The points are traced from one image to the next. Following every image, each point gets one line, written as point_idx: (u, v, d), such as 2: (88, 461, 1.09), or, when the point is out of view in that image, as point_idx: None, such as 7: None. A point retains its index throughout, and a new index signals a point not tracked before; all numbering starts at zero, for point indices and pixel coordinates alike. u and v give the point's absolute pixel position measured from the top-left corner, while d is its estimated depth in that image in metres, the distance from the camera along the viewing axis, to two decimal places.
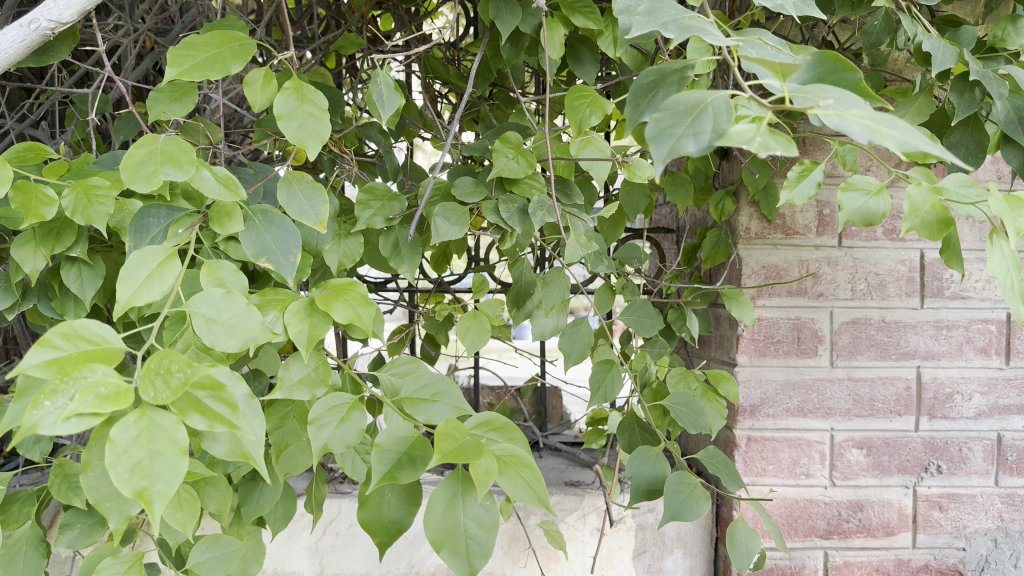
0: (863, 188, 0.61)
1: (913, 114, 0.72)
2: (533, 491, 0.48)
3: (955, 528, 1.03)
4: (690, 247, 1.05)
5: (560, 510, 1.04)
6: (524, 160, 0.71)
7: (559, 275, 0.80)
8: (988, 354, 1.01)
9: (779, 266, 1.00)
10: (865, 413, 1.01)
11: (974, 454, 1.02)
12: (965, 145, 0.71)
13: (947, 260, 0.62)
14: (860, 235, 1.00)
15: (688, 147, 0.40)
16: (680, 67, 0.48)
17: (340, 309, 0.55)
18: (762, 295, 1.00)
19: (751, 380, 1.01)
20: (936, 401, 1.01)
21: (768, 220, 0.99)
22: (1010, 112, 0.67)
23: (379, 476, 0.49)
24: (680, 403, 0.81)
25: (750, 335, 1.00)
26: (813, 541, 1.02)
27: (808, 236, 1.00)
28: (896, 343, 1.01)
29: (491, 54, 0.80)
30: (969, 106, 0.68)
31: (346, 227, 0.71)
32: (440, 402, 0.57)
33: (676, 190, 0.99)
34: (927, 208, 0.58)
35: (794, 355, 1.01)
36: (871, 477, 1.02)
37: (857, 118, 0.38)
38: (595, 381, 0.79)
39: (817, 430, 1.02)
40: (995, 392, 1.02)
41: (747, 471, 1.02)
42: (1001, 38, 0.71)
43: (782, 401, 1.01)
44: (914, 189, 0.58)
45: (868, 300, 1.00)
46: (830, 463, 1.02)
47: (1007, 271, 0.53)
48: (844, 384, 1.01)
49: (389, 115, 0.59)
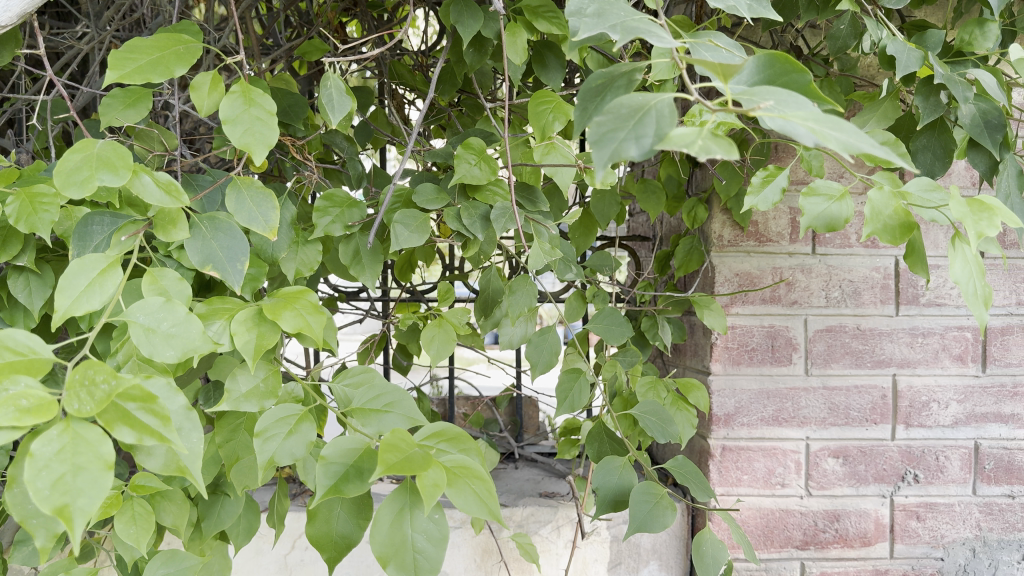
0: (826, 194, 0.60)
1: (879, 118, 0.71)
2: (484, 504, 0.47)
3: (933, 538, 1.02)
4: (663, 255, 1.05)
5: (534, 522, 1.03)
6: (487, 167, 0.70)
7: (526, 283, 0.79)
8: (964, 362, 1.01)
9: (752, 273, 0.99)
10: (840, 422, 1.00)
11: (951, 463, 1.01)
12: (932, 149, 0.70)
13: (913, 266, 0.59)
14: (834, 242, 0.99)
15: (630, 151, 0.39)
16: (629, 69, 0.46)
17: (289, 317, 0.54)
18: (735, 303, 0.99)
19: (725, 389, 0.99)
20: (912, 410, 1.00)
21: (740, 227, 0.98)
22: (976, 116, 0.66)
23: (324, 490, 0.47)
24: (649, 412, 0.79)
25: (724, 344, 0.99)
26: (789, 551, 1.01)
27: (781, 244, 0.99)
28: (871, 351, 1.00)
29: (455, 60, 0.79)
30: (934, 110, 0.67)
31: (304, 235, 0.70)
32: (392, 413, 0.55)
33: (647, 198, 0.98)
34: (889, 212, 0.56)
35: (768, 363, 0.99)
36: (847, 486, 1.00)
37: (801, 120, 0.38)
38: (561, 391, 0.78)
39: (791, 439, 1.00)
40: (972, 400, 1.01)
41: (721, 481, 1.00)
42: (967, 41, 0.71)
43: (755, 410, 1.00)
44: (876, 194, 0.57)
45: (842, 307, 1.00)
46: (805, 473, 1.00)
47: (970, 277, 0.52)
48: (819, 392, 1.00)
49: (339, 119, 0.56)
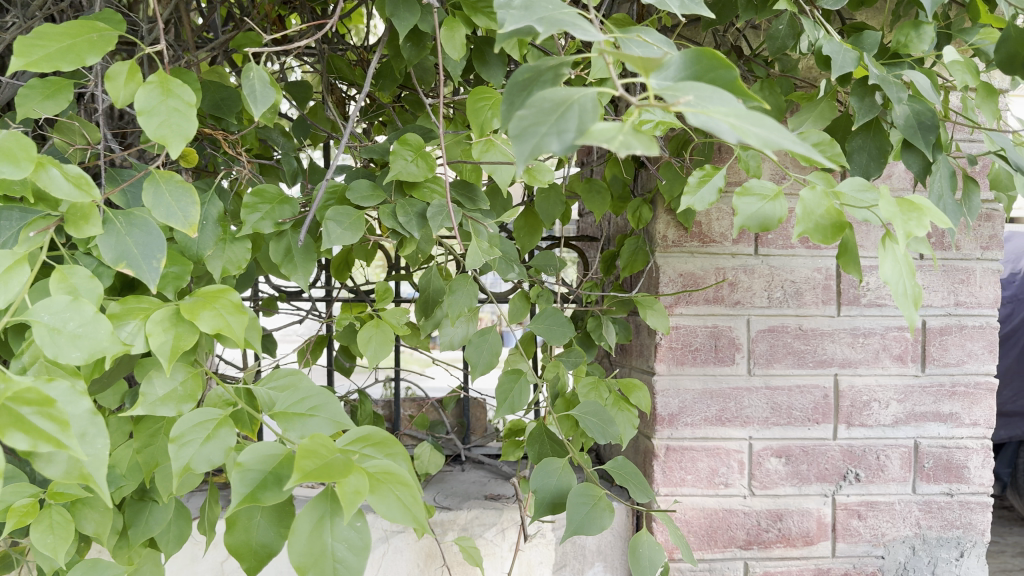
0: (760, 193, 0.60)
1: (815, 119, 0.71)
2: (408, 511, 0.46)
3: (874, 536, 1.03)
4: (609, 255, 1.05)
5: (478, 525, 1.01)
6: (424, 164, 0.69)
7: (466, 282, 0.78)
8: (904, 362, 1.02)
9: (696, 273, 0.99)
10: (783, 421, 1.01)
11: (891, 462, 1.02)
12: (867, 150, 0.70)
13: (845, 266, 0.59)
14: (776, 242, 1.00)
15: (551, 146, 0.38)
16: (556, 64, 0.45)
17: (207, 318, 0.52)
18: (679, 304, 0.99)
19: (669, 390, 0.99)
20: (854, 409, 1.01)
21: (684, 227, 0.98)
22: (910, 116, 0.66)
23: (239, 498, 0.45)
24: (590, 413, 0.78)
25: (669, 344, 0.99)
26: (733, 551, 1.01)
27: (724, 245, 0.99)
28: (813, 351, 1.01)
29: (393, 55, 0.78)
30: (869, 111, 0.67)
31: (233, 232, 0.67)
32: (317, 416, 0.53)
33: (592, 197, 0.98)
34: (821, 211, 0.56)
35: (711, 363, 0.99)
36: (789, 486, 1.01)
37: (722, 115, 0.37)
38: (501, 392, 0.76)
39: (734, 438, 1.00)
40: (911, 399, 1.02)
41: (665, 481, 1.00)
42: (904, 43, 0.71)
43: (699, 410, 1.00)
44: (808, 193, 0.56)
45: (784, 308, 1.00)
46: (749, 473, 1.00)
47: (899, 276, 0.52)
48: (762, 392, 1.00)
49: (262, 111, 0.54)
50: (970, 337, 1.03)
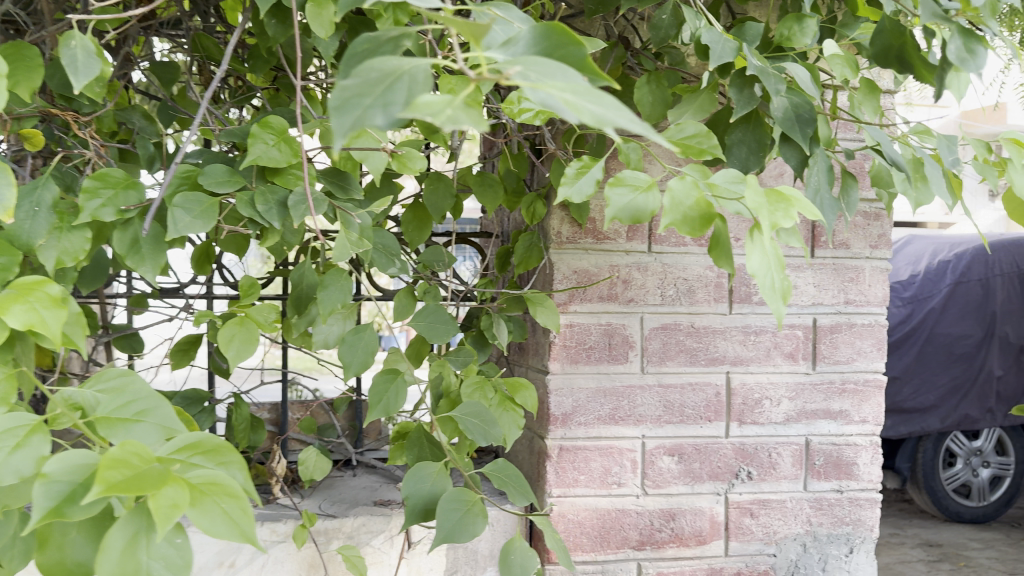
0: (632, 184, 0.58)
1: (695, 111, 0.69)
2: (234, 524, 0.41)
3: (766, 534, 1.03)
4: (504, 252, 1.02)
5: (365, 533, 0.97)
6: (288, 149, 0.64)
7: (339, 277, 0.73)
8: (795, 360, 1.02)
9: (590, 270, 0.97)
10: (676, 419, 1.00)
11: (783, 459, 1.03)
12: (747, 143, 0.69)
13: (716, 260, 0.57)
14: (669, 240, 0.99)
15: (375, 120, 0.34)
16: (396, 34, 0.41)
17: (16, 312, 0.46)
18: (573, 301, 0.97)
19: (562, 389, 0.97)
20: (745, 407, 1.01)
21: (578, 224, 0.96)
22: (788, 109, 0.65)
23: (42, 512, 0.40)
24: (471, 414, 0.75)
25: (562, 342, 0.97)
26: (626, 553, 0.99)
27: (618, 241, 0.98)
28: (705, 349, 1.00)
29: (259, 34, 0.73)
30: (748, 102, 0.66)
31: (72, 220, 0.62)
32: (144, 422, 0.48)
33: (485, 191, 0.94)
34: (689, 203, 0.54)
35: (605, 362, 0.98)
36: (682, 484, 1.00)
37: (558, 91, 0.34)
38: (375, 394, 0.72)
39: (628, 438, 0.99)
40: (802, 397, 1.03)
41: (558, 482, 0.97)
42: (787, 37, 0.70)
43: (593, 409, 0.98)
44: (676, 184, 0.54)
45: (677, 305, 0.99)
46: (641, 472, 0.99)
47: (768, 270, 0.49)
48: (655, 391, 0.99)
49: (84, 84, 0.50)
50: (859, 335, 1.04)
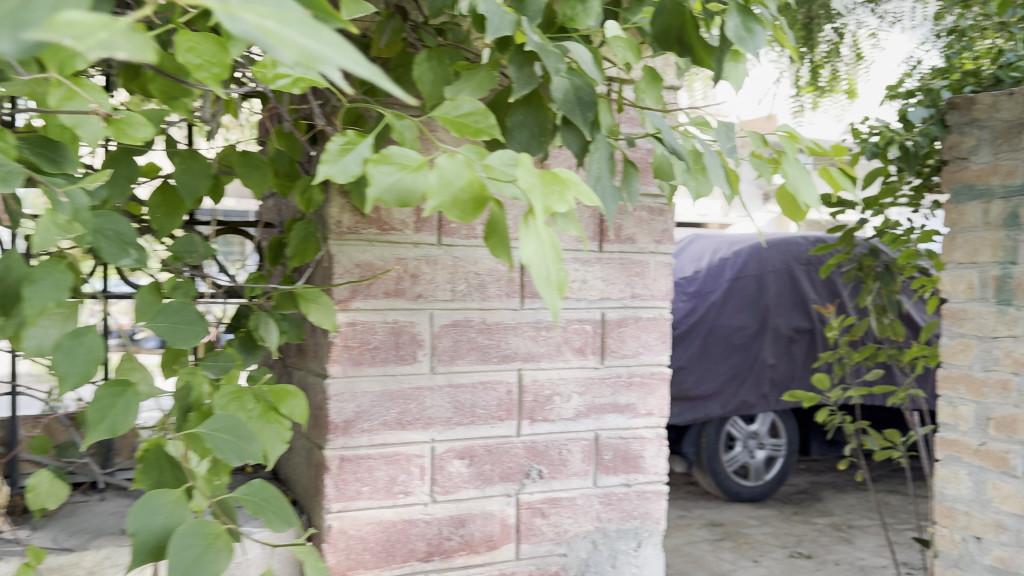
0: (400, 163, 0.51)
1: (473, 89, 0.64)
2: None
3: (557, 533, 1.00)
4: (277, 243, 0.92)
5: (110, 567, 0.83)
6: None
7: (52, 271, 0.61)
8: (584, 354, 1.01)
9: (374, 264, 0.90)
10: (466, 421, 0.95)
11: (573, 456, 1.01)
12: (528, 127, 0.64)
13: (494, 247, 0.52)
14: (459, 232, 0.93)
15: None
16: None
17: None
18: (356, 297, 0.89)
19: (344, 394, 0.89)
20: (536, 404, 0.98)
21: (361, 213, 0.88)
22: (568, 91, 0.61)
23: None
24: (221, 429, 0.65)
25: (343, 343, 0.88)
26: (413, 565, 0.93)
27: (405, 233, 0.91)
28: (496, 346, 0.96)
29: None
30: (528, 81, 0.61)
31: None
32: None
33: (250, 174, 0.84)
34: (461, 183, 0.47)
35: (391, 362, 0.90)
36: (472, 489, 0.95)
37: (263, 15, 0.25)
38: (99, 409, 0.60)
39: (415, 442, 0.92)
40: (591, 392, 1.02)
41: (338, 496, 0.89)
42: (570, 17, 0.67)
43: (377, 414, 0.90)
44: (445, 162, 0.47)
45: (468, 301, 0.94)
46: (430, 478, 0.93)
47: (544, 259, 0.44)
48: (444, 391, 0.93)
49: None
50: (645, 328, 1.04)
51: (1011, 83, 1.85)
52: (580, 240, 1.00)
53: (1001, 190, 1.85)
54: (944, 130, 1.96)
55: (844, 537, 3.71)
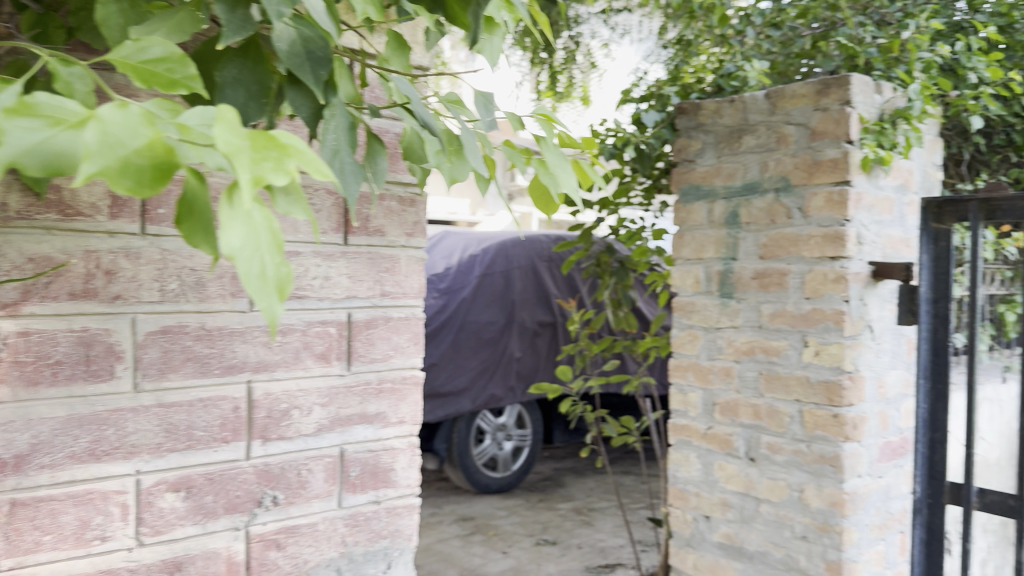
0: (54, 118, 0.44)
1: (171, 30, 0.58)
2: None
3: (295, 566, 0.88)
4: None
5: None
6: None
7: None
8: (327, 361, 0.90)
9: (53, 257, 0.72)
10: (181, 446, 0.79)
11: (314, 476, 0.89)
12: (245, 82, 0.61)
13: (190, 233, 0.50)
14: (169, 220, 0.78)
15: None
16: None
17: None
18: (27, 298, 0.70)
19: (14, 422, 0.69)
20: (270, 420, 0.86)
21: (32, 192, 0.70)
22: (295, 42, 0.59)
23: None
24: None
25: (12, 357, 0.69)
26: None
27: (96, 219, 0.74)
28: (220, 356, 0.82)
29: None
30: (242, 26, 0.58)
31: None
32: None
33: None
34: (138, 146, 0.41)
35: (80, 380, 0.73)
36: (190, 525, 0.80)
37: None
38: None
39: (115, 476, 0.75)
40: (335, 402, 0.91)
41: (8, 551, 0.70)
42: None
43: (62, 445, 0.72)
44: (114, 114, 0.41)
45: (182, 303, 0.79)
46: (135, 518, 0.77)
47: (249, 248, 0.40)
48: (153, 412, 0.77)
49: None
50: (395, 329, 0.95)
51: (731, 90, 2.29)
52: (310, 232, 0.88)
53: (723, 191, 2.11)
54: (673, 133, 2.26)
55: (585, 521, 3.98)
